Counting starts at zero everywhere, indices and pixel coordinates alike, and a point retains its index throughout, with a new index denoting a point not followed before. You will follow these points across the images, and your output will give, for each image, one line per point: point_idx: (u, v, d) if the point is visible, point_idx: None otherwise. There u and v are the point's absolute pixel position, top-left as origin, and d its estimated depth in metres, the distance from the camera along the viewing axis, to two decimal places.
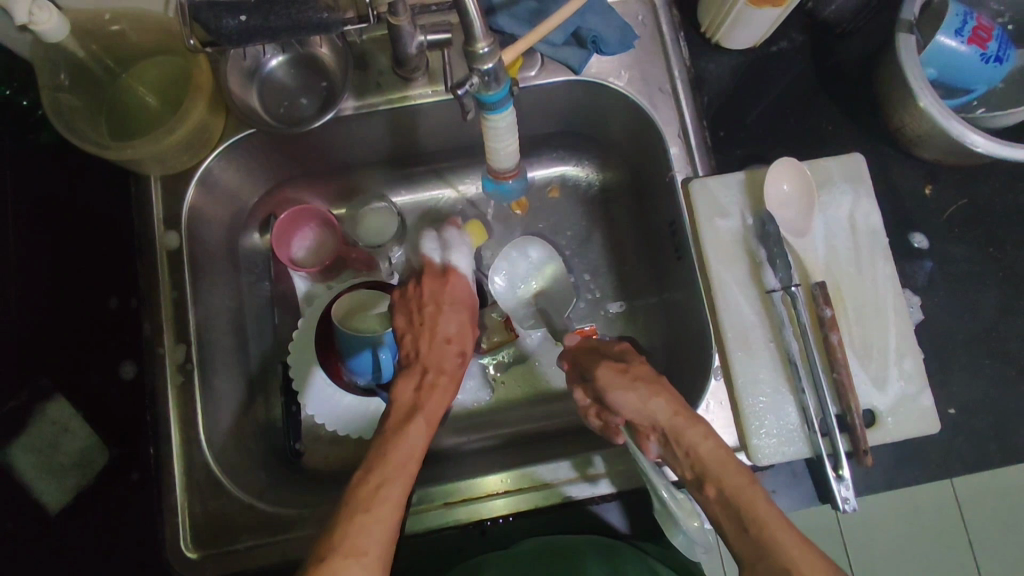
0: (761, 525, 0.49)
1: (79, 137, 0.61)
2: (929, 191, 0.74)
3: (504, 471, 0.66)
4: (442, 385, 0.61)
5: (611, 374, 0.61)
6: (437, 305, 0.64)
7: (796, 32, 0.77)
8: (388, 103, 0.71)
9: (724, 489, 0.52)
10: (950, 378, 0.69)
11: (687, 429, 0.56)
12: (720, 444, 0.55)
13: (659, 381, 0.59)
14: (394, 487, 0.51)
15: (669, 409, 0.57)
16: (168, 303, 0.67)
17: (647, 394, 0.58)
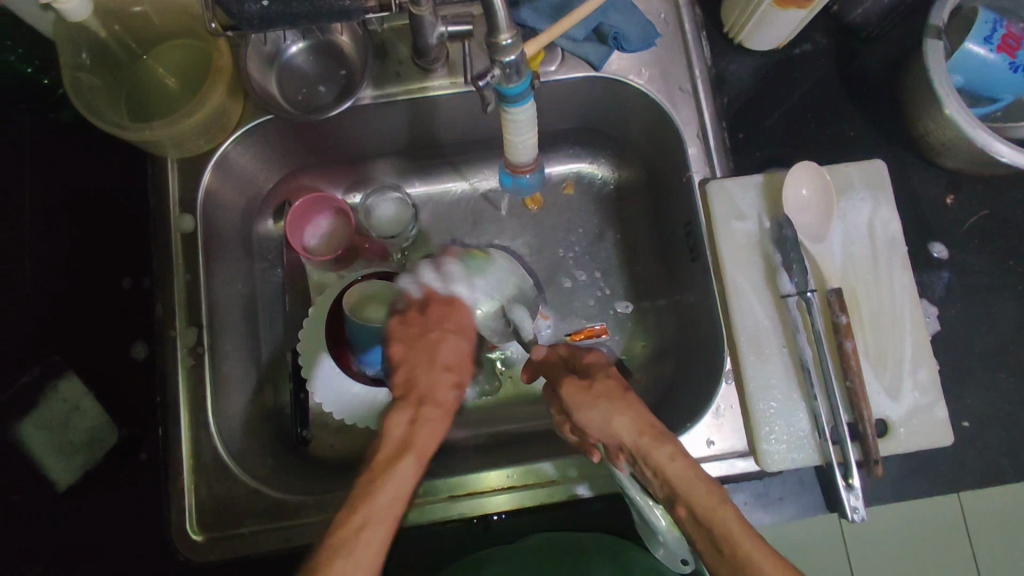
0: (732, 542, 0.47)
1: (99, 117, 0.62)
2: (950, 201, 0.73)
3: (509, 466, 0.66)
4: (436, 418, 0.59)
5: (577, 391, 0.59)
6: (441, 332, 0.66)
7: (820, 35, 0.76)
8: (407, 93, 0.71)
9: (694, 508, 0.50)
10: (965, 391, 0.68)
11: (653, 447, 0.53)
12: (687, 462, 0.52)
13: (623, 398, 0.57)
14: (376, 531, 0.49)
15: (633, 428, 0.55)
16: (181, 285, 0.67)
17: (610, 412, 0.56)
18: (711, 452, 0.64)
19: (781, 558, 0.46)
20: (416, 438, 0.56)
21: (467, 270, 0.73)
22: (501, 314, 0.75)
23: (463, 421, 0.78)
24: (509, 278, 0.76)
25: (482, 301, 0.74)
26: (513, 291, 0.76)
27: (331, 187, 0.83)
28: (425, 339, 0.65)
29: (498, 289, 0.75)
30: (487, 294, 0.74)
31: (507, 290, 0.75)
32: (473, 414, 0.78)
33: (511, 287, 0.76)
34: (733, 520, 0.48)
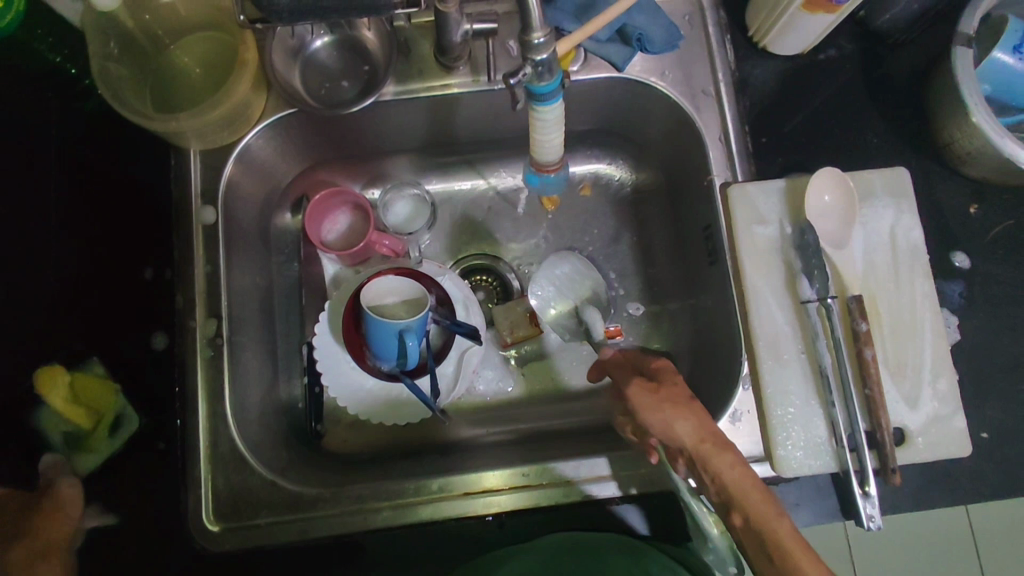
0: (784, 553, 0.46)
1: (124, 106, 0.62)
2: (974, 211, 0.72)
3: (525, 465, 0.66)
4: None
5: (642, 393, 0.56)
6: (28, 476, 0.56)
7: (845, 40, 0.75)
8: (429, 91, 0.71)
9: (749, 515, 0.49)
10: (984, 402, 0.68)
11: (713, 454, 0.52)
12: (747, 472, 0.51)
13: (689, 403, 0.55)
14: None
15: (696, 433, 0.53)
16: (202, 276, 0.68)
17: (673, 416, 0.54)
18: None
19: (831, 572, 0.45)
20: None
21: (553, 277, 0.83)
22: (573, 314, 0.82)
23: (477, 419, 0.79)
24: (583, 280, 0.82)
25: (556, 300, 0.82)
26: (589, 293, 0.82)
27: (350, 182, 0.84)
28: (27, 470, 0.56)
29: (570, 290, 0.82)
30: (561, 294, 0.82)
31: (581, 292, 0.82)
32: (487, 411, 0.79)
33: (587, 289, 0.82)
34: (786, 530, 0.47)
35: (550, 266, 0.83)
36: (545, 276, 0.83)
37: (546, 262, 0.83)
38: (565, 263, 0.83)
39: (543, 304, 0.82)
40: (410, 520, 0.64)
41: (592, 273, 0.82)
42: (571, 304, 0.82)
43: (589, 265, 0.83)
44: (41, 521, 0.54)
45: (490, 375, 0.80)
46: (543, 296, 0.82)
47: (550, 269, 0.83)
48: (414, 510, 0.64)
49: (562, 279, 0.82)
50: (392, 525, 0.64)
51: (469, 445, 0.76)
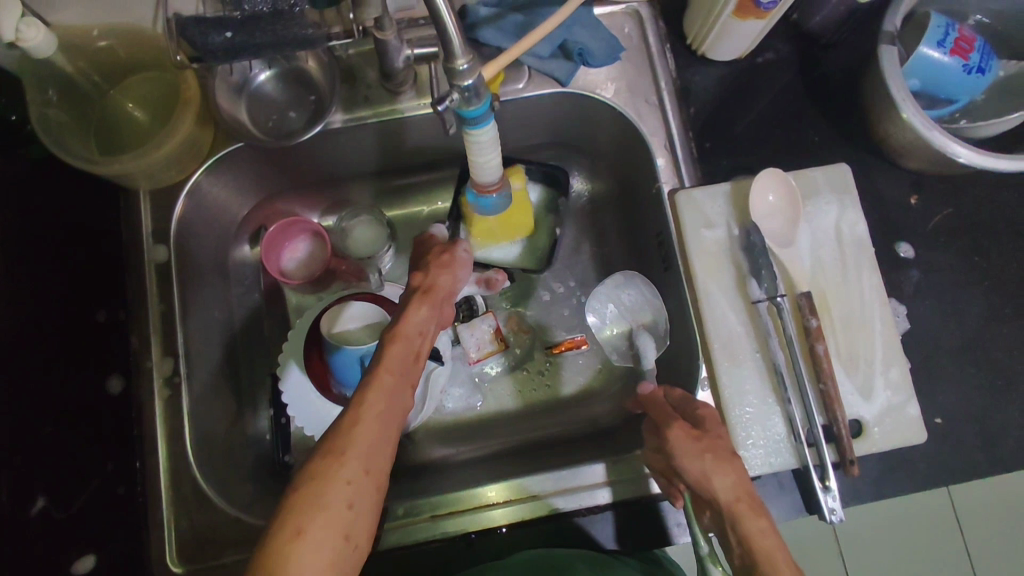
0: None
1: (66, 152, 0.62)
2: (915, 202, 0.74)
3: (499, 482, 0.67)
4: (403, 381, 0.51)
5: (684, 439, 0.56)
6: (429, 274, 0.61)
7: (781, 43, 0.77)
8: (377, 116, 0.72)
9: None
10: (937, 387, 0.69)
11: (747, 516, 0.50)
12: (779, 544, 0.48)
13: (729, 459, 0.54)
14: (344, 494, 0.42)
15: (732, 491, 0.52)
16: (157, 316, 0.68)
17: (712, 468, 0.53)
18: None
19: None
20: (364, 418, 0.46)
21: (613, 292, 0.79)
22: (628, 336, 0.78)
23: (448, 439, 0.79)
24: (645, 306, 0.77)
25: (614, 320, 0.79)
26: (647, 321, 0.77)
27: (307, 211, 0.84)
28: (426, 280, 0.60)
29: (630, 314, 0.78)
30: (618, 314, 0.79)
31: (641, 318, 0.77)
32: (458, 430, 0.79)
33: (647, 316, 0.77)
34: None
35: (619, 283, 0.79)
36: (608, 293, 0.79)
37: (611, 280, 0.79)
38: (630, 283, 0.78)
39: (602, 321, 0.80)
40: (380, 545, 0.64)
41: (654, 302, 0.76)
42: (627, 326, 0.79)
43: (653, 292, 0.76)
44: (436, 265, 0.62)
45: (459, 393, 0.81)
46: (601, 311, 0.80)
47: (615, 286, 0.79)
48: (388, 533, 0.65)
49: (631, 301, 0.78)
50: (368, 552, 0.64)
51: (441, 465, 0.76)
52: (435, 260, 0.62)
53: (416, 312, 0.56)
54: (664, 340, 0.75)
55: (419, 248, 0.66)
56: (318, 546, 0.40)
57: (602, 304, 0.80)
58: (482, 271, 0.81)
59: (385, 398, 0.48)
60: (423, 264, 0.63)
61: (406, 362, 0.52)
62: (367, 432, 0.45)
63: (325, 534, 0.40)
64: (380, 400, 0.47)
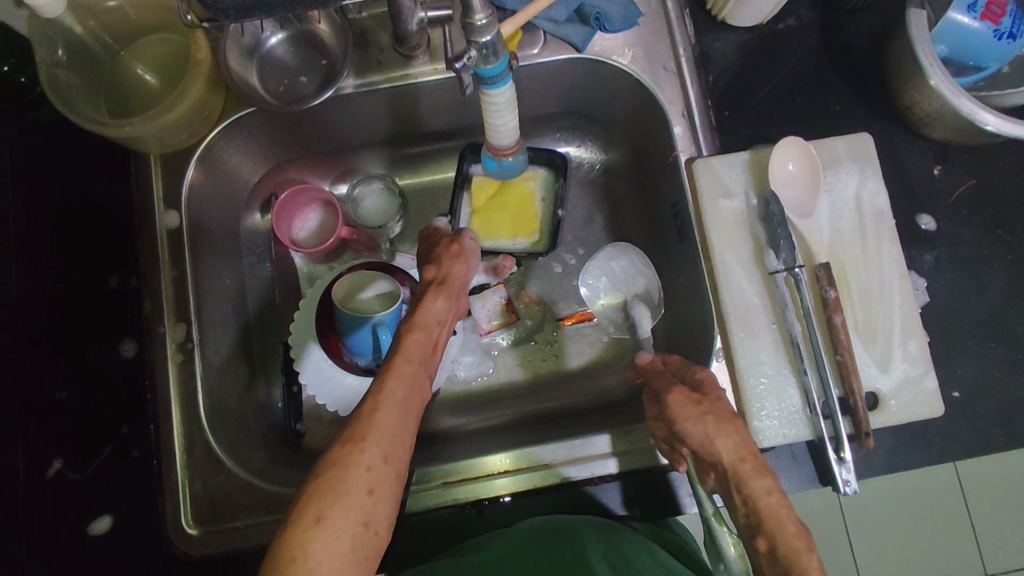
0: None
1: (75, 113, 0.61)
2: (938, 172, 0.72)
3: (507, 450, 0.67)
4: (420, 369, 0.51)
5: (684, 403, 0.56)
6: (441, 263, 0.60)
7: (803, 9, 0.75)
8: (389, 81, 0.70)
9: (777, 545, 0.46)
10: (955, 360, 0.68)
11: (752, 477, 0.50)
12: (784, 501, 0.49)
13: (732, 420, 0.54)
14: (364, 483, 0.42)
15: (736, 451, 0.52)
16: (169, 282, 0.66)
17: (714, 430, 0.53)
18: None
19: None
20: (385, 405, 0.47)
21: (603, 263, 0.80)
22: (622, 307, 0.80)
23: (458, 408, 0.79)
24: (638, 277, 0.79)
25: (607, 292, 0.80)
26: (640, 291, 0.79)
27: (319, 179, 0.83)
28: (437, 271, 0.59)
29: (623, 284, 0.80)
30: (612, 286, 0.80)
31: (634, 288, 0.79)
32: (468, 400, 0.79)
33: (639, 286, 0.79)
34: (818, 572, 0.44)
35: (609, 254, 0.80)
36: (599, 266, 0.80)
37: (601, 253, 0.80)
38: (620, 255, 0.80)
39: (593, 295, 0.80)
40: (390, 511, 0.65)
41: (646, 271, 0.79)
42: (621, 297, 0.80)
43: (644, 262, 0.79)
44: (449, 256, 0.61)
45: (468, 360, 0.80)
46: (592, 284, 0.80)
47: (606, 258, 0.80)
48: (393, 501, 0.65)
49: (622, 272, 0.80)
50: None
51: (452, 434, 0.76)
52: (447, 249, 0.61)
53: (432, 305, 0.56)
54: (659, 308, 0.77)
55: (430, 236, 0.65)
56: (339, 532, 0.40)
57: (591, 277, 0.80)
58: (490, 260, 0.80)
59: (402, 391, 0.48)
60: (435, 251, 0.62)
61: (423, 356, 0.52)
62: (387, 420, 0.46)
63: (344, 519, 0.40)
64: (398, 390, 0.47)
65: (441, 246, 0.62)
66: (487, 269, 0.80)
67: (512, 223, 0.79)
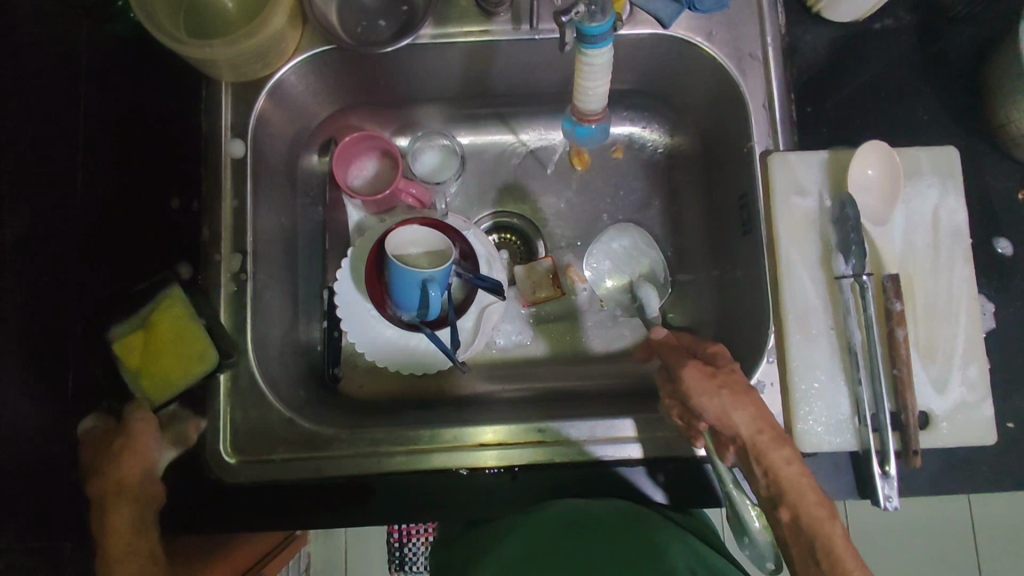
0: (834, 557, 0.46)
1: (157, 27, 0.61)
2: (1022, 197, 0.69)
3: (512, 423, 0.67)
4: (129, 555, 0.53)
5: (698, 377, 0.54)
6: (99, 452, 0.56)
7: (903, 10, 0.72)
8: (466, 36, 0.69)
9: (800, 516, 0.47)
10: (1014, 390, 0.66)
11: (770, 449, 0.50)
12: (804, 469, 0.49)
13: (747, 392, 0.52)
14: None
15: (753, 424, 0.51)
16: (229, 212, 0.67)
17: (731, 404, 0.51)
18: None
19: None
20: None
21: (604, 246, 0.81)
22: (628, 289, 0.81)
23: (493, 376, 0.78)
24: (642, 257, 0.81)
25: (611, 273, 0.81)
26: (645, 270, 0.81)
27: (379, 129, 0.82)
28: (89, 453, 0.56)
29: (627, 266, 0.81)
30: (617, 268, 0.81)
31: (638, 269, 0.81)
32: (503, 369, 0.79)
33: (644, 267, 0.81)
34: (841, 540, 0.46)
35: (611, 236, 0.81)
36: (602, 249, 0.81)
37: (603, 234, 0.81)
38: (622, 236, 0.81)
39: (598, 277, 0.81)
40: (422, 467, 0.65)
41: (651, 250, 0.81)
42: (625, 279, 0.81)
43: (648, 241, 0.81)
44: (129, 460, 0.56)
45: (508, 328, 0.80)
46: (596, 268, 0.81)
47: (608, 239, 0.81)
48: (425, 456, 0.65)
49: (624, 253, 0.81)
50: (404, 470, 0.65)
51: (484, 400, 0.76)
52: (129, 444, 0.56)
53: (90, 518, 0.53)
54: (664, 287, 0.81)
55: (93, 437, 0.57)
56: None
57: (590, 259, 0.81)
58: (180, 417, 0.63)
59: (126, 532, 0.53)
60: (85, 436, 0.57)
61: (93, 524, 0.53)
62: None
63: None
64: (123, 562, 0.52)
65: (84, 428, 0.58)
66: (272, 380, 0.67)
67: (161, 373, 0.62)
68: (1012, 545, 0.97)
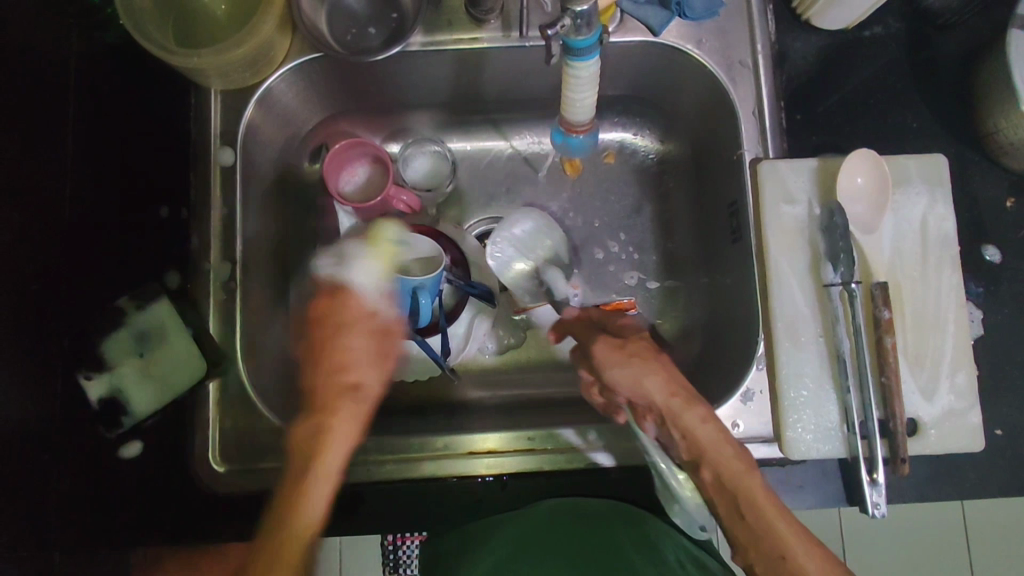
0: (755, 509, 0.50)
1: (145, 37, 0.61)
2: (1011, 204, 0.70)
3: (508, 431, 0.66)
4: (346, 402, 0.57)
5: (610, 350, 0.59)
6: (329, 327, 0.61)
7: (892, 18, 0.72)
8: (457, 44, 0.69)
9: (719, 472, 0.52)
10: (1002, 398, 0.67)
11: (684, 411, 0.54)
12: (717, 427, 0.54)
13: (655, 359, 0.58)
14: (311, 506, 0.52)
15: (665, 389, 0.55)
16: (218, 220, 0.68)
17: (641, 370, 0.56)
18: (735, 435, 0.64)
19: (800, 527, 0.49)
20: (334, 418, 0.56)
21: (504, 231, 0.77)
22: (534, 275, 0.78)
23: (485, 382, 0.78)
24: (543, 240, 0.78)
25: (515, 261, 0.77)
26: (548, 254, 0.78)
27: (370, 135, 0.82)
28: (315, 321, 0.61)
29: (531, 251, 0.78)
30: (521, 255, 0.77)
31: (541, 252, 0.78)
32: (495, 376, 0.79)
33: (546, 249, 0.78)
34: (758, 488, 0.50)
35: (512, 222, 0.77)
36: (504, 236, 0.77)
37: (503, 221, 0.77)
38: (521, 221, 0.78)
39: (502, 266, 0.77)
40: (411, 475, 0.65)
41: (546, 230, 0.78)
42: (532, 265, 0.78)
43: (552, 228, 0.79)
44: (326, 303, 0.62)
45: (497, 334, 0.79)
46: (500, 257, 0.77)
47: (507, 224, 0.77)
48: (417, 465, 0.65)
49: (527, 237, 0.78)
50: (393, 479, 0.65)
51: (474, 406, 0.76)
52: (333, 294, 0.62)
53: (273, 360, 0.61)
54: (639, 289, 0.80)
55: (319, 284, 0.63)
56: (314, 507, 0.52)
57: (494, 246, 0.77)
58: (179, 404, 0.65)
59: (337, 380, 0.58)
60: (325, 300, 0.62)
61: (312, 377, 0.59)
62: (337, 439, 0.54)
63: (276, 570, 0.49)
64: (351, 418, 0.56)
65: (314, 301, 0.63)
66: (260, 388, 0.67)
67: (157, 382, 0.65)
68: (1001, 547, 0.98)
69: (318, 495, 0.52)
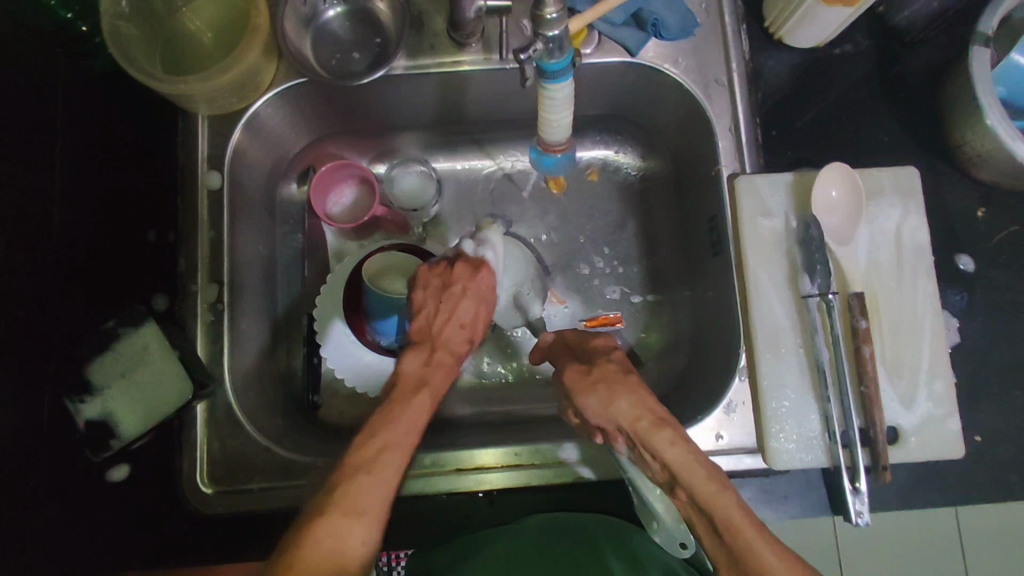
0: (732, 529, 0.49)
1: (133, 65, 0.62)
2: (982, 214, 0.72)
3: (501, 446, 0.67)
4: (448, 364, 0.59)
5: (576, 377, 0.58)
6: (462, 288, 0.61)
7: (862, 36, 0.74)
8: (439, 66, 0.70)
9: (696, 497, 0.51)
10: (978, 404, 0.69)
11: (652, 434, 0.53)
12: (687, 448, 0.52)
13: (621, 381, 0.56)
14: (395, 454, 0.49)
15: (631, 414, 0.54)
16: (205, 242, 0.69)
17: (608, 396, 0.55)
18: (720, 446, 0.65)
19: (777, 543, 0.48)
20: (433, 371, 0.57)
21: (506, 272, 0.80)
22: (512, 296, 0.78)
23: (474, 399, 0.78)
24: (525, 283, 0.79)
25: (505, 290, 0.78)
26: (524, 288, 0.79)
27: (356, 156, 0.83)
28: (450, 291, 0.61)
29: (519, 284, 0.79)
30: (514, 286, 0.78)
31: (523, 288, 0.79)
32: (483, 392, 0.78)
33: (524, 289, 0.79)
34: (734, 508, 0.49)
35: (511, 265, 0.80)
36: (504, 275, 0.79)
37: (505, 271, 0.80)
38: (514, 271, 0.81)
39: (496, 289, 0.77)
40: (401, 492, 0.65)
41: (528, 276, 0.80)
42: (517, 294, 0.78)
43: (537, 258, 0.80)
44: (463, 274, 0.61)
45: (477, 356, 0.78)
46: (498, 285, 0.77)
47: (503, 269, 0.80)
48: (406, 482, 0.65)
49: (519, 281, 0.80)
50: None
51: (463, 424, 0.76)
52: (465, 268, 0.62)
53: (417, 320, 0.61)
54: (624, 303, 0.81)
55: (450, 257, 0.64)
56: (367, 493, 0.47)
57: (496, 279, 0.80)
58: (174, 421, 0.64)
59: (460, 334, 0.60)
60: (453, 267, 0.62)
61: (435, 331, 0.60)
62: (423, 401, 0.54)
63: (360, 530, 0.45)
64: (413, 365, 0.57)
65: (437, 266, 0.63)
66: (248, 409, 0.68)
67: (143, 403, 0.63)
68: None
69: (404, 447, 0.51)
